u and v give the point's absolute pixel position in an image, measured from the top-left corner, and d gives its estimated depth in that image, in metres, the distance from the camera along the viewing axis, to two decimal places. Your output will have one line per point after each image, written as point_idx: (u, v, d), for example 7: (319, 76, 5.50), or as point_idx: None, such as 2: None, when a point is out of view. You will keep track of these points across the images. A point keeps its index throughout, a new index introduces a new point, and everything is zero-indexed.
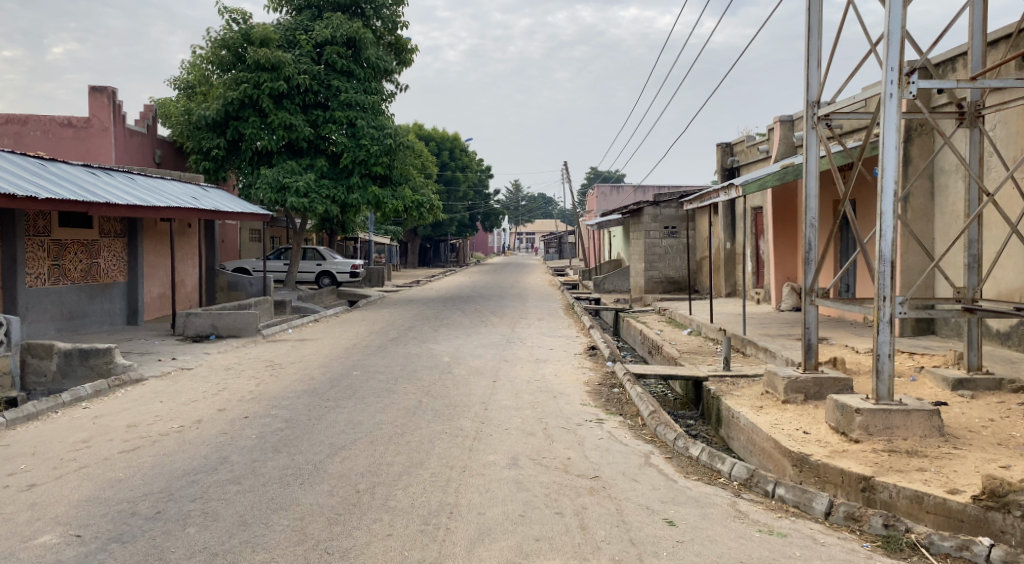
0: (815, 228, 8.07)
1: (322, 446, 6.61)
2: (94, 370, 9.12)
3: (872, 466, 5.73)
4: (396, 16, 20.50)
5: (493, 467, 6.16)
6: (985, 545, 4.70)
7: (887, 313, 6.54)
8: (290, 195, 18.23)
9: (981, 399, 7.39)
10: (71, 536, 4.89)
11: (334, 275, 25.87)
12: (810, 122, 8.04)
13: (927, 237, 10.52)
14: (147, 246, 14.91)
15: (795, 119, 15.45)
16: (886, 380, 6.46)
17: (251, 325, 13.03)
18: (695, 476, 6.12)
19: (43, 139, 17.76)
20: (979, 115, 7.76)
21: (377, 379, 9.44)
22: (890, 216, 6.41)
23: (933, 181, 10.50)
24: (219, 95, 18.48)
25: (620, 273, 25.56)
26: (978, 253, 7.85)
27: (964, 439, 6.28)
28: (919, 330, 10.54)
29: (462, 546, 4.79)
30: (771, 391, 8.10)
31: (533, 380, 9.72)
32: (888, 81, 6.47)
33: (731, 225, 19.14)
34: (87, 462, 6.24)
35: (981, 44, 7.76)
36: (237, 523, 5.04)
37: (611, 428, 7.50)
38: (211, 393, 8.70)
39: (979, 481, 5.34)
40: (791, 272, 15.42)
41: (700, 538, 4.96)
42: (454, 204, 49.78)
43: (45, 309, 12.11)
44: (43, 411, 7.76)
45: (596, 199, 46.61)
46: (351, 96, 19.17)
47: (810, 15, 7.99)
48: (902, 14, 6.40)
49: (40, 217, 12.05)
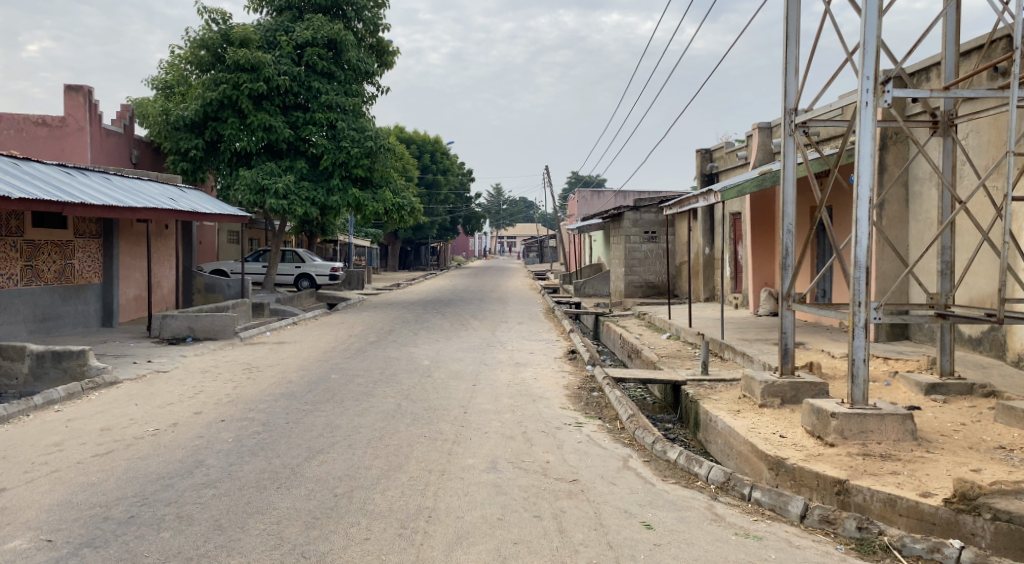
0: (792, 234, 8.14)
1: (299, 449, 6.57)
2: (67, 373, 9.00)
3: (847, 469, 5.79)
4: (378, 19, 20.45)
5: (472, 471, 6.16)
6: (956, 548, 4.77)
7: (862, 319, 6.63)
8: (269, 196, 18.15)
9: (953, 403, 7.51)
10: (42, 541, 4.83)
11: (313, 277, 25.72)
12: (787, 129, 8.12)
13: (902, 244, 10.66)
14: (123, 247, 14.73)
15: (774, 126, 15.63)
16: (861, 384, 6.53)
17: (228, 328, 12.91)
18: (672, 479, 6.16)
19: (17, 139, 17.55)
20: (952, 125, 7.89)
21: (356, 382, 9.41)
22: (865, 223, 6.49)
23: (908, 189, 10.65)
24: (197, 95, 18.37)
25: (600, 277, 25.64)
26: (951, 260, 7.96)
27: (936, 442, 6.38)
28: (893, 335, 10.68)
29: (440, 550, 4.78)
30: (748, 396, 8.16)
31: (513, 383, 9.74)
32: (864, 89, 6.55)
33: (710, 230, 19.38)
34: (59, 466, 6.16)
35: (954, 55, 7.90)
36: (212, 527, 5.00)
37: (590, 432, 7.51)
38: (186, 396, 8.61)
39: (951, 484, 5.42)
40: (768, 277, 15.56)
41: (677, 541, 4.99)
42: (435, 207, 49.73)
43: (17, 310, 11.94)
44: (14, 414, 7.63)
45: (576, 203, 46.78)
46: (331, 98, 19.08)
47: (788, 23, 8.08)
48: (878, 23, 6.50)
49: (12, 217, 11.88)
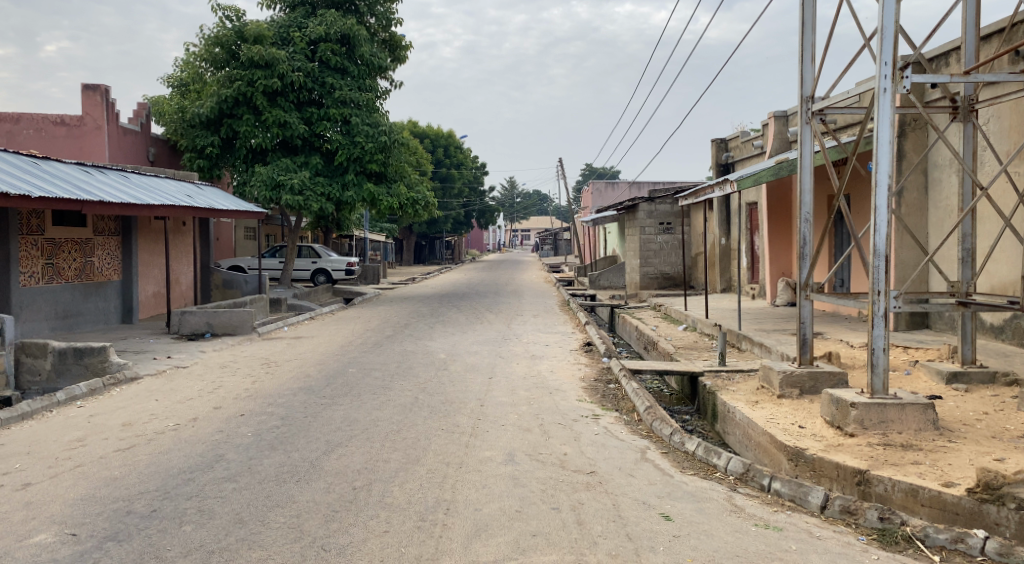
0: (809, 223, 8.06)
1: (318, 443, 6.61)
2: (89, 369, 9.12)
3: (868, 459, 5.75)
4: (390, 13, 20.46)
5: (489, 463, 6.17)
6: (980, 538, 4.73)
7: (881, 308, 6.56)
8: (285, 192, 18.21)
9: (975, 392, 7.43)
10: (67, 535, 4.88)
11: (329, 273, 25.77)
12: (804, 118, 8.03)
13: (921, 232, 10.55)
14: (141, 244, 14.84)
15: (790, 115, 15.50)
16: (881, 373, 6.47)
17: (246, 323, 13.01)
18: (690, 471, 6.14)
19: (35, 138, 17.70)
20: (972, 110, 7.78)
21: (373, 376, 9.43)
22: (885, 211, 6.42)
23: (927, 176, 10.53)
24: (213, 93, 18.46)
25: (615, 269, 25.59)
26: (972, 248, 7.86)
27: (958, 432, 6.30)
28: (913, 324, 10.57)
29: (459, 542, 4.79)
30: (766, 386, 8.10)
31: (528, 376, 9.73)
32: (882, 75, 6.45)
33: (726, 221, 19.31)
34: (82, 461, 6.22)
35: (975, 38, 7.78)
36: (233, 520, 5.03)
37: (606, 424, 7.50)
38: (205, 391, 8.67)
39: (974, 474, 5.36)
40: (786, 267, 15.44)
41: (696, 532, 4.97)
42: (449, 201, 49.34)
43: (40, 308, 12.08)
44: (37, 410, 7.72)
45: (591, 195, 46.63)
46: (345, 93, 19.11)
47: (804, 10, 7.99)
48: (896, 9, 6.41)
49: (33, 216, 11.99)
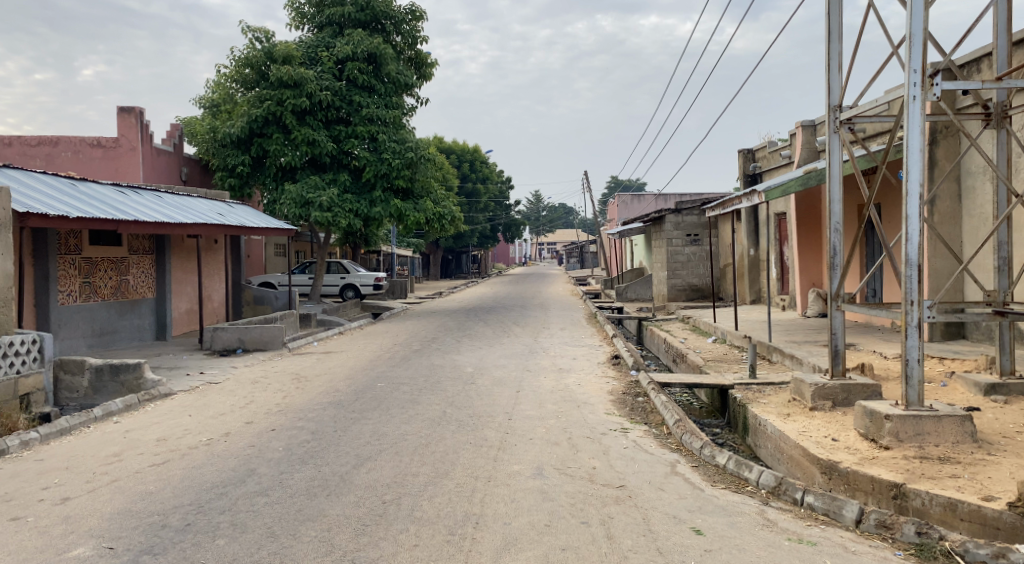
0: (839, 233, 7.98)
1: (348, 457, 6.64)
2: (124, 386, 9.27)
3: (904, 473, 5.65)
4: (416, 31, 20.72)
5: (518, 477, 6.16)
6: (1021, 553, 4.61)
7: (915, 317, 6.45)
8: (314, 209, 18.38)
9: (1015, 404, 7.27)
10: (104, 548, 4.95)
11: (357, 288, 25.98)
12: (832, 126, 7.96)
13: (955, 240, 10.40)
14: (174, 262, 15.08)
15: (818, 124, 15.39)
16: (915, 385, 6.34)
17: (277, 339, 13.12)
18: (722, 485, 6.07)
19: (73, 159, 18.12)
20: (1006, 116, 7.65)
21: (400, 390, 9.49)
22: (916, 220, 6.32)
23: (959, 184, 10.38)
24: (243, 113, 18.76)
25: (642, 281, 25.53)
26: (1008, 256, 7.71)
27: (997, 445, 6.18)
28: (949, 335, 10.40)
29: (488, 556, 4.79)
30: (798, 399, 7.99)
31: (557, 389, 9.70)
32: (911, 83, 6.38)
33: (754, 231, 19.12)
34: (118, 476, 6.32)
35: (1007, 44, 7.67)
36: (265, 534, 5.07)
37: (636, 437, 7.46)
38: (238, 407, 8.77)
39: (1015, 488, 5.25)
40: (815, 278, 15.30)
41: (728, 546, 4.92)
42: (475, 216, 49.59)
43: (77, 325, 12.30)
44: (75, 426, 7.86)
45: (617, 207, 46.51)
46: (372, 111, 19.35)
47: (830, 19, 7.95)
48: (925, 16, 6.35)
49: (71, 235, 12.25)
